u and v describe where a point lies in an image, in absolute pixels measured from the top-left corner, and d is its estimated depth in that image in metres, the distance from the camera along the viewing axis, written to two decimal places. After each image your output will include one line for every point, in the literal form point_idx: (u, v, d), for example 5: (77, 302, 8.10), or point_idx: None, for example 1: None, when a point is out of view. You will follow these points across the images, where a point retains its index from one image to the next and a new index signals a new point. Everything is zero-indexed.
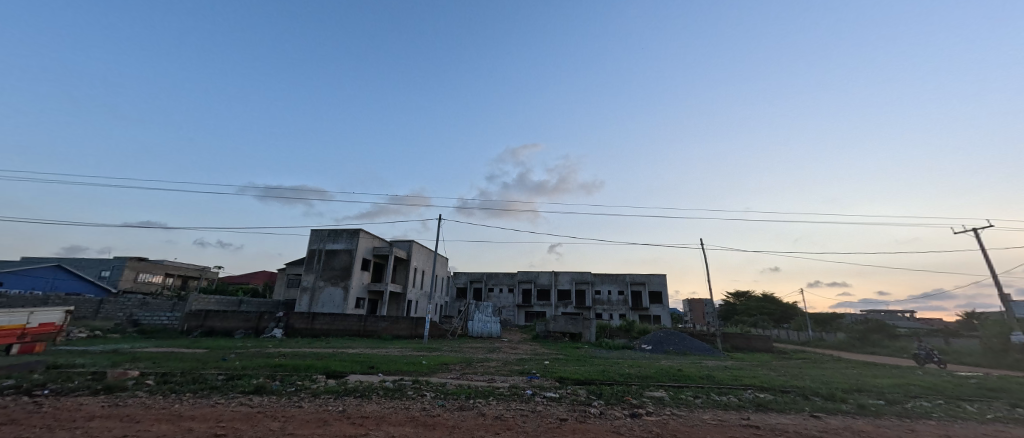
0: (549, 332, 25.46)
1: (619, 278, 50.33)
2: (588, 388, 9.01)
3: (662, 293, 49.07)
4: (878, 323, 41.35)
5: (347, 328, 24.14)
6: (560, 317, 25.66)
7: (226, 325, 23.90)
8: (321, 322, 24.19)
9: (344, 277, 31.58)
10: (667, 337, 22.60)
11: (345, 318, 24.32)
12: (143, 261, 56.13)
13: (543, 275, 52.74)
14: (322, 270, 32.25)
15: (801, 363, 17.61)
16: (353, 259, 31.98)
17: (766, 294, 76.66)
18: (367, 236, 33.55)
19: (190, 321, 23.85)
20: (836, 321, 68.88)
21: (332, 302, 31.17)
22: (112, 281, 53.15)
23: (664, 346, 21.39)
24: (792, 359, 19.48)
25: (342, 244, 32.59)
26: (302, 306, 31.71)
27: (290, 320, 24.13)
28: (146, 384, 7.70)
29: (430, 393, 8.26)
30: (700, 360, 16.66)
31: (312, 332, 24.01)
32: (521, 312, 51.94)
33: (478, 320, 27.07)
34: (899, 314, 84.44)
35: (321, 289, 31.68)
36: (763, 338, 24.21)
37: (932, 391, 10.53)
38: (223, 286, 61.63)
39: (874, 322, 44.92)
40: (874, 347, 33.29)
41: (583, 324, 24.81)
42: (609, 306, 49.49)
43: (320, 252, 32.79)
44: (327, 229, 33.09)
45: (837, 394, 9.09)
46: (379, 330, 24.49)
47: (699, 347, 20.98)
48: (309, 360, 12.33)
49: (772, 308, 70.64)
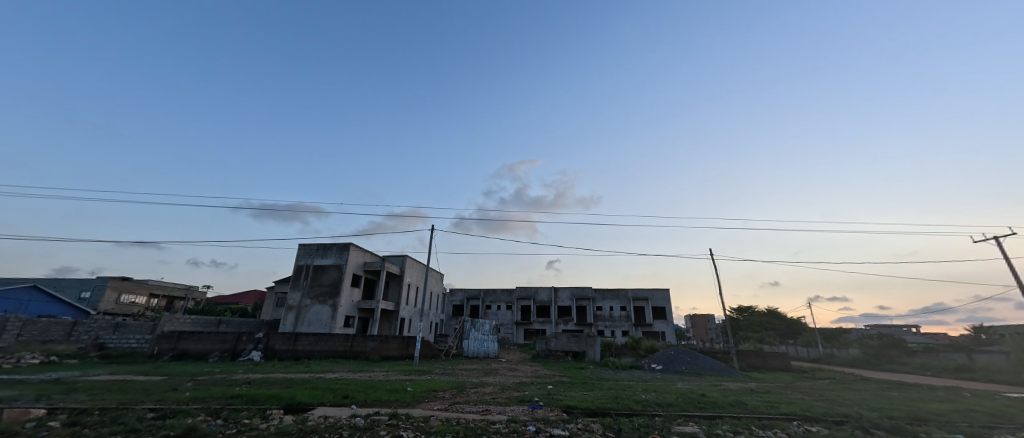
0: (551, 351, 23.73)
1: (621, 293, 48.65)
2: (602, 422, 7.41)
3: (666, 308, 47.34)
4: (892, 338, 39.66)
5: (332, 349, 22.34)
6: (561, 335, 24.00)
7: (200, 347, 22.05)
8: (304, 343, 22.41)
9: (332, 294, 29.84)
10: (677, 356, 20.96)
11: (330, 338, 22.54)
12: (126, 281, 54.02)
13: (541, 291, 50.97)
14: (309, 287, 30.51)
15: (829, 384, 15.95)
16: (342, 275, 30.28)
17: (770, 309, 74.86)
18: (357, 251, 31.94)
19: (162, 343, 22.03)
20: (843, 336, 67.10)
21: (319, 322, 29.32)
22: (92, 302, 50.92)
23: (675, 365, 19.70)
24: (816, 379, 17.78)
25: (331, 259, 30.95)
26: (286, 325, 29.82)
27: (270, 342, 22.33)
28: (47, 428, 6.11)
29: (409, 432, 6.61)
30: (720, 382, 15.02)
31: (294, 354, 22.19)
32: (520, 330, 49.90)
33: (474, 339, 25.29)
34: (905, 329, 82.72)
35: (308, 308, 29.87)
36: (780, 356, 22.59)
37: (1003, 418, 8.95)
38: (210, 306, 59.42)
39: (887, 336, 43.20)
40: (892, 364, 31.43)
41: (587, 343, 23.11)
42: (611, 322, 47.63)
43: (308, 267, 31.10)
44: (315, 244, 31.51)
45: (903, 426, 7.50)
46: (367, 351, 22.69)
47: (714, 367, 19.33)
48: (275, 389, 10.63)
49: (777, 323, 68.70)
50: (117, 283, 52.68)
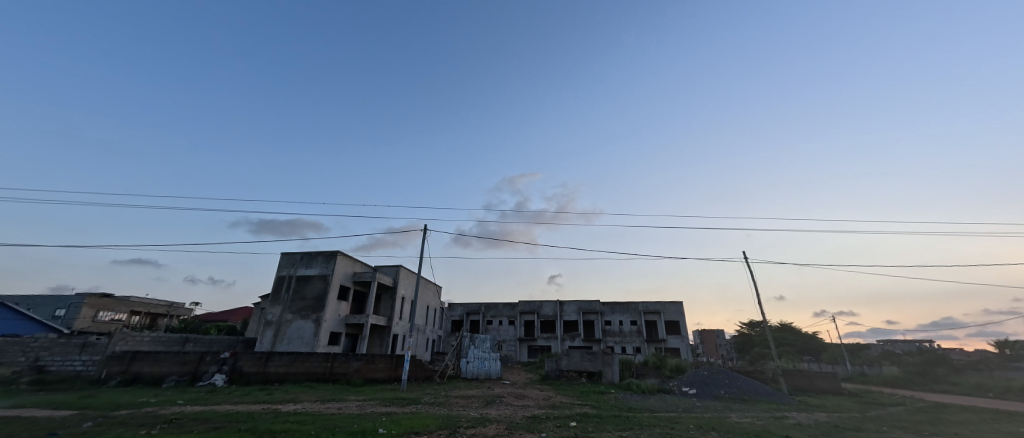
0: (562, 372, 20.46)
1: (631, 307, 45.43)
2: None
3: (680, 322, 43.98)
4: (931, 353, 36.40)
5: (309, 372, 19.25)
6: (574, 353, 20.86)
7: (156, 370, 19.00)
8: (275, 365, 19.34)
9: (316, 308, 26.81)
10: (712, 377, 17.91)
11: (306, 358, 19.52)
12: (106, 298, 50.91)
13: (546, 305, 47.80)
14: (291, 300, 27.50)
15: (913, 416, 12.93)
16: (327, 287, 27.33)
17: (784, 324, 71.25)
18: (345, 260, 29.10)
19: (111, 365, 18.97)
20: (864, 352, 63.43)
21: (301, 339, 26.19)
22: (66, 321, 47.74)
23: (712, 389, 16.65)
24: (888, 408, 14.71)
25: (316, 269, 28.05)
26: (264, 344, 26.65)
27: (237, 362, 19.29)
28: None
29: None
30: (782, 413, 11.99)
31: (264, 377, 19.09)
32: (524, 346, 46.46)
33: (473, 357, 22.10)
34: (924, 344, 78.89)
35: (289, 324, 26.79)
36: (829, 377, 19.53)
37: None
38: (194, 324, 56.11)
39: (924, 352, 39.74)
40: (941, 386, 28.15)
41: (603, 361, 20.08)
42: (621, 338, 44.26)
43: (291, 278, 28.16)
44: (299, 253, 28.67)
45: None
46: (350, 373, 19.52)
47: (760, 391, 16.24)
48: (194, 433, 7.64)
49: (793, 339, 65.08)
50: (95, 300, 49.57)
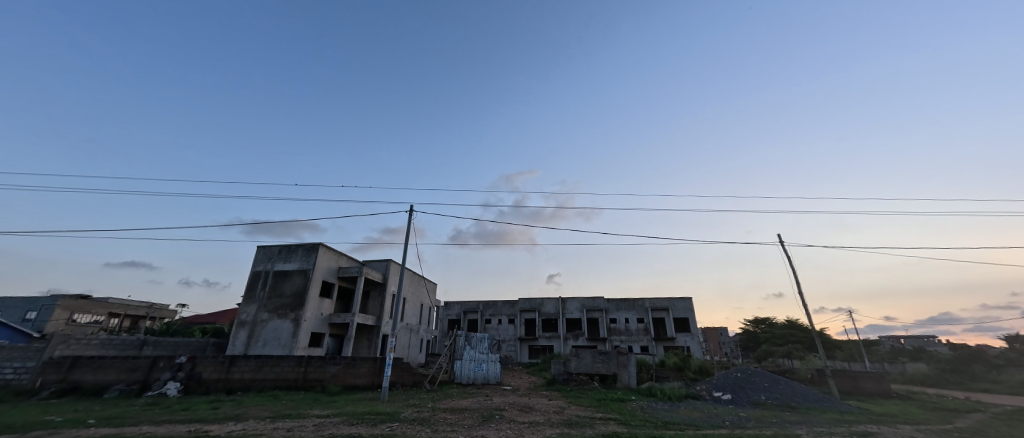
0: (571, 375, 17.91)
1: (637, 304, 42.98)
2: None
3: (689, 320, 41.46)
4: (960, 348, 34.01)
5: (279, 379, 16.66)
6: (583, 353, 18.24)
7: (100, 378, 16.35)
8: (239, 371, 16.71)
9: (295, 307, 24.16)
10: (747, 380, 15.37)
11: (276, 362, 16.95)
12: (82, 299, 48.07)
13: (547, 303, 45.30)
14: (267, 298, 24.83)
15: (1015, 428, 10.44)
16: (307, 283, 24.66)
17: (791, 321, 69.01)
18: (328, 253, 26.44)
19: (47, 373, 16.25)
20: (875, 349, 61.28)
21: (277, 341, 23.51)
22: (37, 324, 44.80)
23: (750, 394, 14.17)
24: (969, 416, 12.21)
25: (295, 263, 25.38)
26: (236, 347, 23.99)
27: (195, 368, 16.64)
28: None
29: None
30: (859, 428, 9.44)
31: (226, 385, 16.44)
32: (524, 347, 43.89)
33: (468, 360, 19.53)
34: (933, 340, 76.84)
35: (264, 324, 24.11)
36: (876, 377, 17.09)
37: None
38: (177, 326, 53.19)
39: (951, 349, 37.33)
40: (982, 384, 25.81)
41: (617, 363, 17.54)
42: (627, 337, 41.79)
43: (267, 274, 25.49)
44: (277, 246, 26.03)
45: None
46: (326, 380, 16.86)
47: (807, 396, 13.73)
48: None
49: (801, 336, 62.96)
50: (68, 302, 46.61)
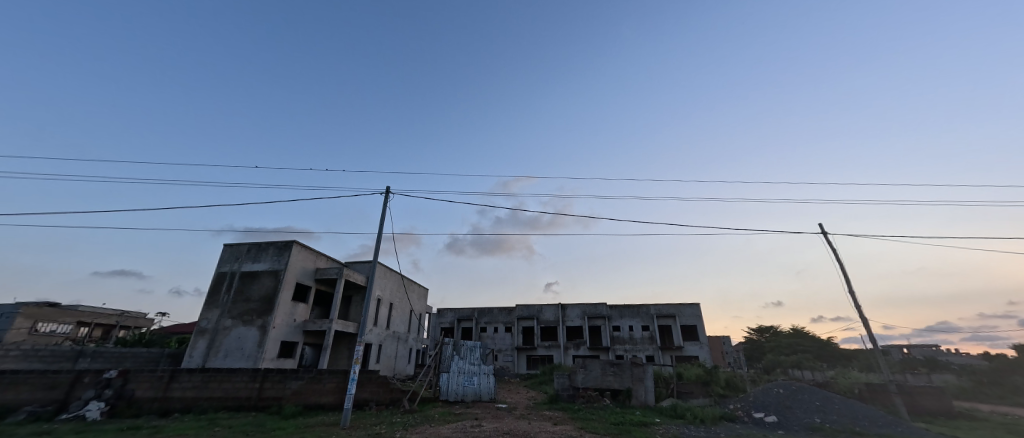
0: (577, 391, 15.14)
1: (642, 311, 40.27)
2: None
3: (697, 327, 38.81)
4: (993, 358, 31.46)
5: (228, 397, 13.90)
6: (592, 364, 15.48)
7: (8, 398, 13.50)
8: (179, 388, 13.91)
9: (263, 312, 21.35)
10: (793, 398, 12.76)
11: (225, 377, 14.17)
12: (47, 307, 44.61)
13: (546, 309, 42.61)
14: (231, 303, 22.02)
15: None
16: (276, 285, 21.90)
17: (796, 329, 66.74)
18: (302, 253, 23.67)
19: None
20: (885, 358, 58.90)
21: (240, 351, 20.65)
22: None
23: (800, 416, 11.59)
24: None
25: (265, 263, 22.64)
26: (194, 358, 21.09)
27: (126, 385, 13.85)
28: None
29: None
30: None
31: (163, 405, 13.65)
32: (522, 357, 41.03)
33: (457, 372, 16.78)
34: (939, 350, 74.66)
35: (226, 332, 21.26)
36: (935, 393, 14.52)
37: None
38: (151, 336, 49.79)
39: (979, 360, 34.84)
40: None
41: (633, 375, 14.90)
42: (632, 346, 39.01)
43: (233, 276, 22.74)
44: (246, 244, 23.33)
45: None
46: (284, 398, 14.06)
47: (874, 420, 11.19)
48: None
49: (808, 345, 60.61)
50: (32, 310, 43.15)
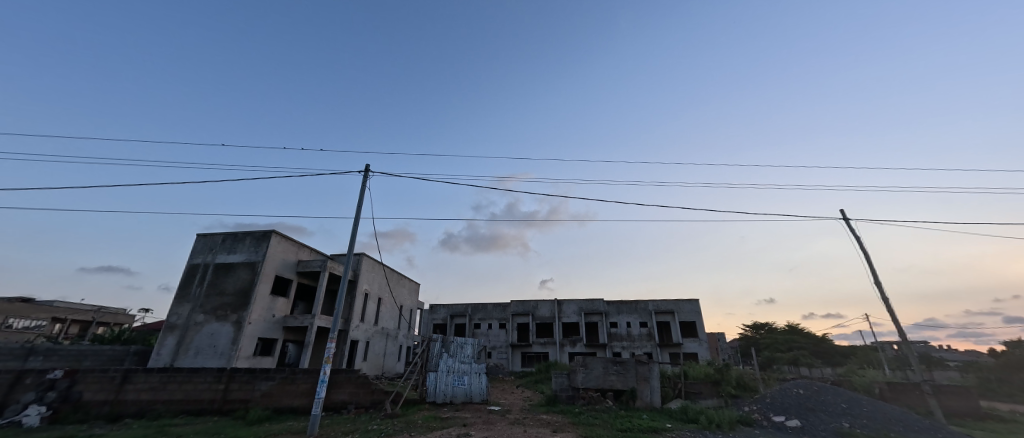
0: (578, 392, 13.89)
1: (640, 307, 39.20)
2: None
3: (696, 324, 37.81)
4: (998, 355, 30.71)
5: (188, 400, 12.46)
6: (593, 362, 14.24)
7: None
8: (134, 390, 12.46)
9: (237, 307, 19.83)
10: (815, 399, 11.62)
11: (186, 379, 12.69)
12: (19, 302, 42.45)
13: (541, 305, 41.43)
14: (204, 297, 20.48)
15: None
16: (252, 278, 20.38)
17: (792, 326, 66.20)
18: (281, 244, 22.10)
19: None
20: (882, 355, 58.47)
21: (213, 349, 19.15)
22: None
23: (826, 420, 10.41)
24: None
25: (241, 255, 21.09)
26: (162, 357, 19.55)
27: (72, 387, 12.28)
28: None
29: None
30: None
31: (114, 410, 12.20)
32: (517, 354, 39.87)
33: (445, 371, 15.45)
34: (932, 346, 74.78)
35: (198, 328, 19.74)
36: (962, 393, 13.47)
37: None
38: (131, 332, 47.91)
39: (983, 357, 34.09)
40: None
41: (637, 374, 13.67)
42: (629, 343, 37.94)
43: (206, 268, 21.18)
44: (221, 235, 21.76)
45: None
46: (252, 401, 12.67)
47: (909, 424, 10.05)
48: None
49: (804, 341, 60.05)
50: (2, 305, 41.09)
